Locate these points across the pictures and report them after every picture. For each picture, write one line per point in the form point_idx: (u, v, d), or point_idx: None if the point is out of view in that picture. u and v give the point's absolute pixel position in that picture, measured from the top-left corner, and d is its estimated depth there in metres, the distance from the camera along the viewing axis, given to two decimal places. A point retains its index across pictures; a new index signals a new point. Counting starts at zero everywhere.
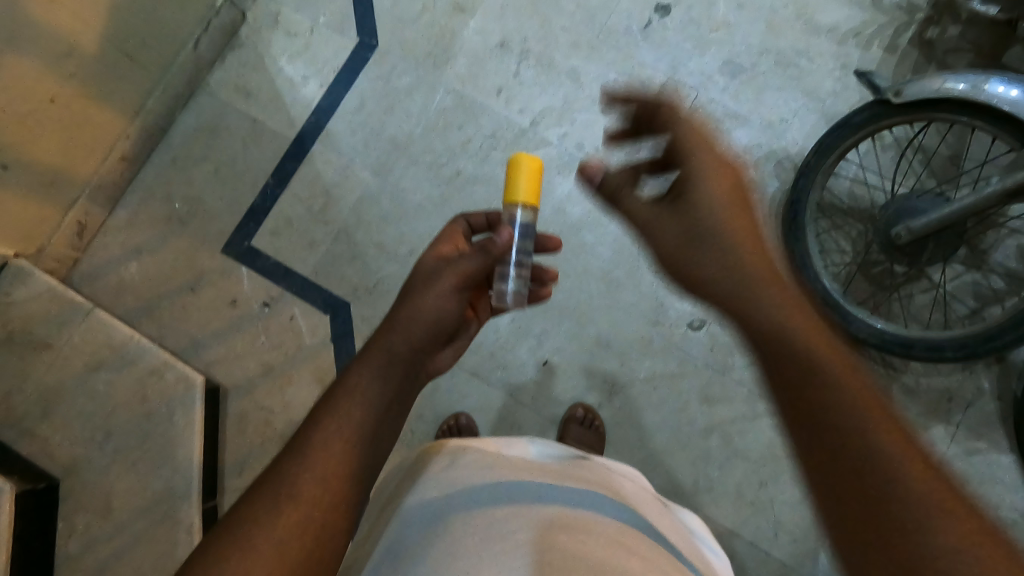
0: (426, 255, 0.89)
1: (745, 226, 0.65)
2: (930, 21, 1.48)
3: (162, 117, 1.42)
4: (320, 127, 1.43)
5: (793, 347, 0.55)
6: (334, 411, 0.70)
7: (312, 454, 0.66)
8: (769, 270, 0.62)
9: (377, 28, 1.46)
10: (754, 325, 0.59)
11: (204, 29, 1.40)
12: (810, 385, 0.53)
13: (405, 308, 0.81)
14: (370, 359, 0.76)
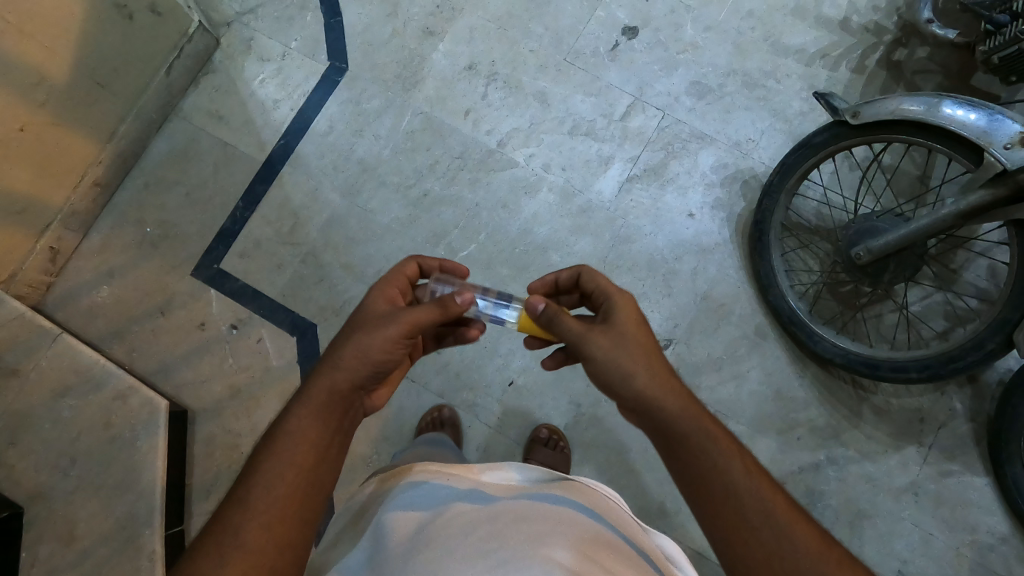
0: (373, 295, 0.85)
1: (655, 350, 0.80)
2: (898, 43, 1.52)
3: (136, 142, 1.42)
4: (290, 150, 1.44)
5: (704, 451, 0.72)
6: (271, 459, 0.71)
7: (251, 505, 0.67)
8: (681, 391, 0.78)
9: (348, 53, 1.49)
10: (682, 446, 0.73)
11: (176, 55, 1.41)
12: (715, 479, 0.70)
13: (353, 351, 0.79)
14: (309, 405, 0.76)
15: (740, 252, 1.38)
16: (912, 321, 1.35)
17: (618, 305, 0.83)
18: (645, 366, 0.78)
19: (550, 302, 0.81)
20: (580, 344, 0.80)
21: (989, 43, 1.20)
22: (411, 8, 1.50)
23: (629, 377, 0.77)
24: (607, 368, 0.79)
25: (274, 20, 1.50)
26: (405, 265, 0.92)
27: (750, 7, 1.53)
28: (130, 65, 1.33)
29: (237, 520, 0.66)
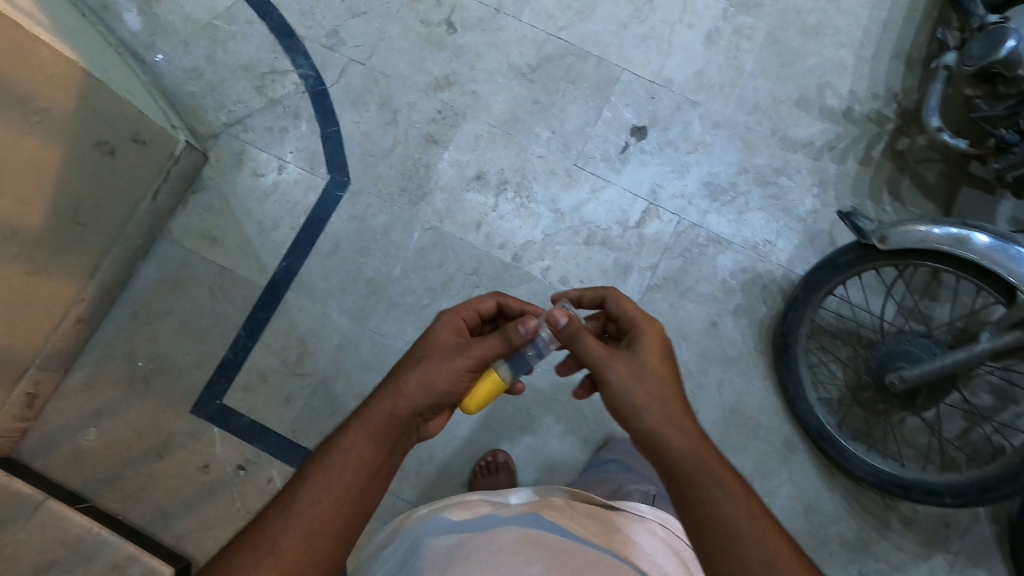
0: (442, 319, 0.92)
1: (671, 391, 0.82)
2: (900, 131, 1.52)
3: (121, 270, 1.32)
4: (293, 272, 1.35)
5: (709, 476, 0.72)
6: (322, 472, 0.75)
7: (293, 513, 0.71)
8: (694, 426, 0.79)
9: (348, 164, 1.42)
10: (684, 471, 0.74)
11: (162, 179, 1.32)
12: (713, 519, 0.70)
13: (418, 378, 0.83)
14: (365, 422, 0.80)
15: (764, 361, 1.39)
16: (937, 424, 1.36)
17: (643, 336, 0.88)
18: (658, 403, 0.80)
19: (572, 320, 0.88)
20: (599, 367, 0.84)
21: (1000, 161, 1.23)
22: (411, 115, 1.45)
23: (638, 411, 0.80)
24: (619, 387, 0.82)
25: (267, 131, 1.43)
26: (484, 301, 0.97)
27: (756, 100, 1.51)
28: (113, 198, 1.23)
29: (279, 524, 0.71)
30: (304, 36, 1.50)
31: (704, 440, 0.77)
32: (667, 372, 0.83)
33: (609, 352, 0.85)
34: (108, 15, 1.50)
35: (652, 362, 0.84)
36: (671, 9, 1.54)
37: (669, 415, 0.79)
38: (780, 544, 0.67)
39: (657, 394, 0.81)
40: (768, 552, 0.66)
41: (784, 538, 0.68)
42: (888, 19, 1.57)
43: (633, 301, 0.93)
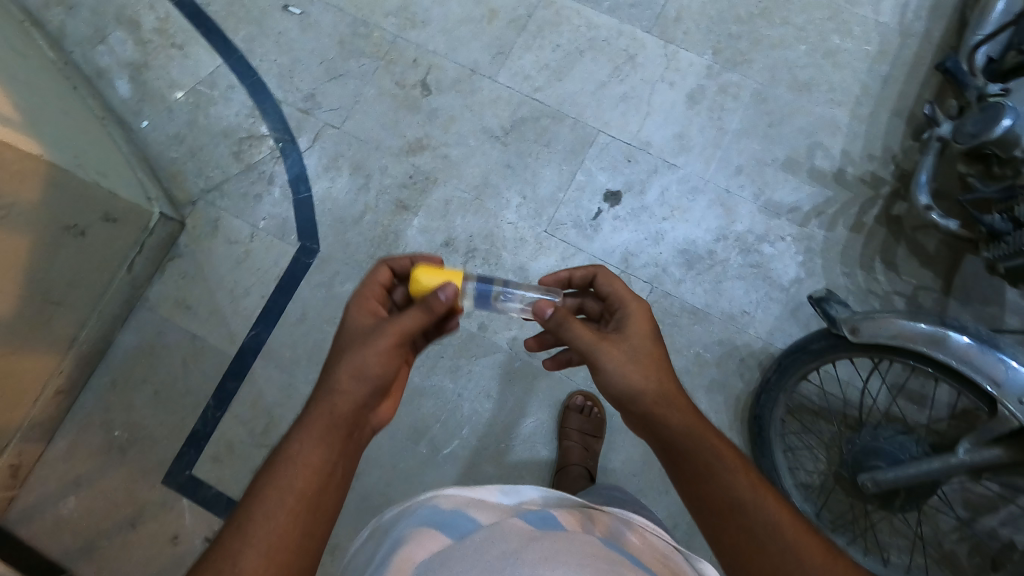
0: (352, 308, 0.86)
1: (668, 371, 0.83)
2: (897, 196, 1.43)
3: (100, 339, 1.37)
4: (261, 341, 1.39)
5: (710, 451, 0.76)
6: (272, 488, 0.68)
7: (248, 539, 0.64)
8: (688, 404, 0.82)
9: (319, 231, 1.43)
10: (687, 446, 0.77)
11: (138, 251, 1.36)
12: (722, 493, 0.73)
13: (352, 370, 0.77)
14: (309, 426, 0.73)
15: (742, 439, 1.34)
16: (939, 507, 1.28)
17: (632, 317, 0.88)
18: (654, 385, 0.81)
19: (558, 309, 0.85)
20: (592, 349, 0.84)
21: (993, 249, 1.10)
22: (382, 180, 1.45)
23: (638, 394, 0.81)
24: (618, 371, 0.82)
25: (241, 197, 1.46)
26: (376, 272, 0.91)
27: (739, 162, 1.44)
28: (87, 274, 1.28)
29: (234, 553, 0.63)
30: (281, 100, 1.52)
31: (698, 415, 0.81)
32: (657, 351, 0.85)
33: (601, 336, 0.85)
34: (102, 84, 1.57)
35: (643, 345, 0.85)
36: (653, 66, 1.49)
37: (664, 395, 0.81)
38: (782, 510, 0.73)
39: (653, 375, 0.82)
40: (774, 520, 0.71)
41: (785, 506, 0.73)
42: (888, 74, 1.50)
43: (621, 281, 0.95)
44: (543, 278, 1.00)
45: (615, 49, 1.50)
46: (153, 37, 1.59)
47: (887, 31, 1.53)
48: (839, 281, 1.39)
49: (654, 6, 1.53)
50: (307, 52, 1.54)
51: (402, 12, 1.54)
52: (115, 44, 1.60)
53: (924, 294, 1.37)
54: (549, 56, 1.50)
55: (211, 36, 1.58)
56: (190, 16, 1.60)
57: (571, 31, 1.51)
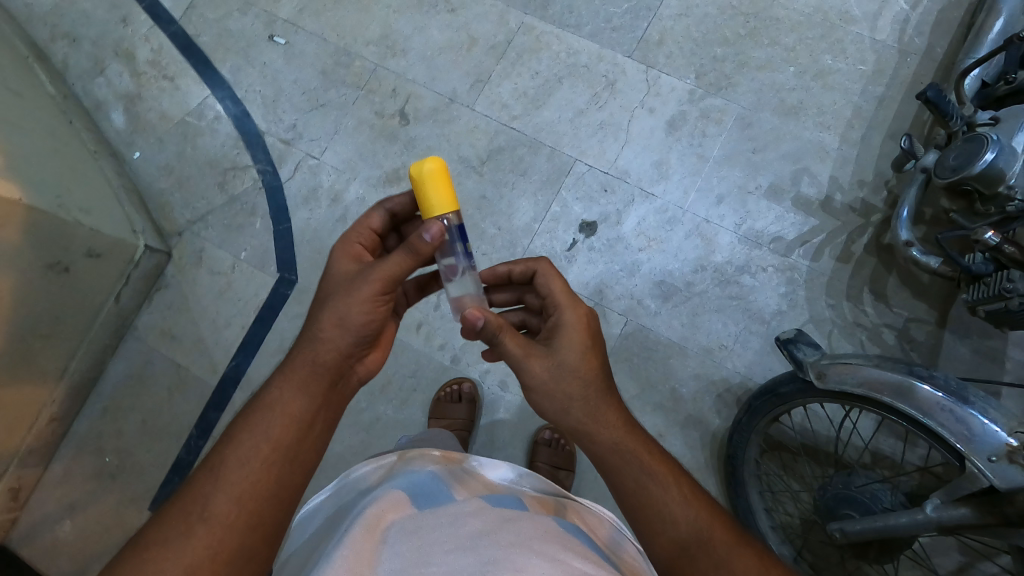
0: (337, 252, 0.87)
1: (599, 383, 0.83)
2: (889, 223, 1.34)
3: (91, 369, 1.44)
4: (241, 372, 1.44)
5: (634, 463, 0.79)
6: (248, 433, 0.73)
7: (222, 477, 0.70)
8: (619, 410, 0.83)
9: (297, 262, 1.47)
10: (612, 457, 0.80)
11: (124, 284, 1.43)
12: (650, 506, 0.77)
13: (331, 320, 0.79)
14: (289, 375, 0.77)
15: (717, 479, 1.29)
16: (926, 554, 1.20)
17: (566, 326, 0.85)
18: (580, 396, 0.82)
19: (490, 320, 0.83)
20: (522, 360, 0.83)
21: (971, 291, 0.99)
22: (359, 211, 1.46)
23: (563, 411, 0.82)
24: (546, 381, 0.83)
25: (224, 229, 1.51)
26: (372, 215, 0.91)
27: (721, 190, 1.39)
28: (75, 307, 1.35)
29: (207, 489, 0.69)
30: (264, 131, 1.55)
31: (629, 422, 0.83)
32: (593, 354, 0.84)
33: (527, 351, 0.84)
34: (99, 115, 1.62)
35: (577, 349, 0.84)
36: (633, 92, 1.46)
37: (595, 402, 0.81)
38: (707, 515, 0.77)
39: (584, 382, 0.82)
40: (698, 525, 0.76)
41: (709, 510, 0.78)
42: (883, 95, 1.42)
43: (560, 279, 0.90)
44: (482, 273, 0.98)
45: (595, 74, 1.48)
46: (147, 69, 1.63)
47: (885, 49, 1.45)
48: (824, 313, 1.32)
49: (636, 29, 1.50)
50: (290, 82, 1.56)
51: (383, 41, 1.55)
52: (113, 75, 1.64)
53: (916, 328, 1.29)
54: (528, 83, 1.48)
55: (203, 68, 1.61)
56: (184, 47, 1.63)
57: (551, 57, 1.50)
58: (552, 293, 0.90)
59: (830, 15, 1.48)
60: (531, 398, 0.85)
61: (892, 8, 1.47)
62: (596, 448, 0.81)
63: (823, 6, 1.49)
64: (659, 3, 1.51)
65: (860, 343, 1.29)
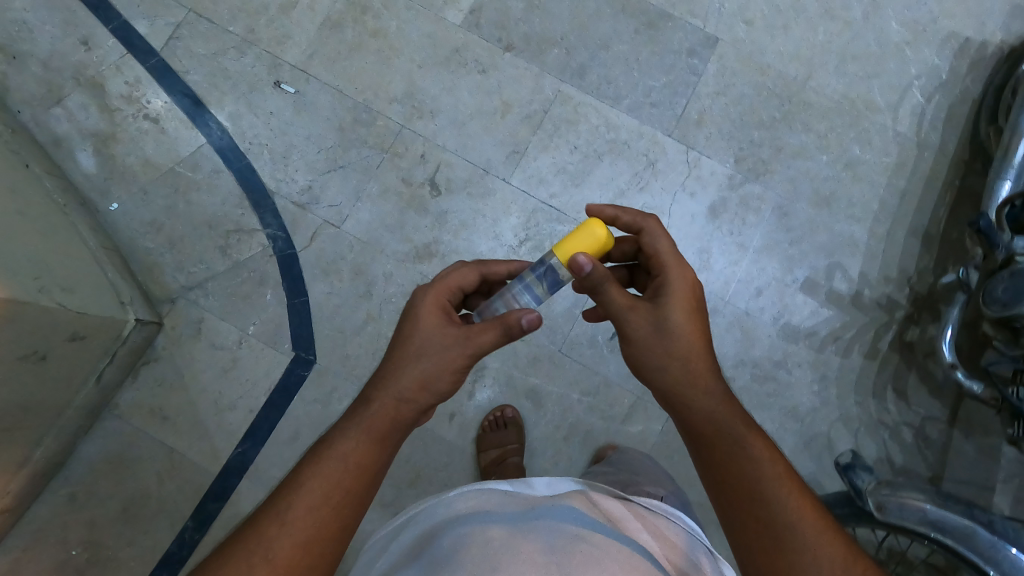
0: (425, 288, 0.87)
1: (700, 346, 0.82)
2: (910, 320, 1.41)
3: (61, 452, 1.24)
4: (248, 459, 1.31)
5: (731, 432, 0.76)
6: (318, 476, 0.70)
7: (289, 521, 0.67)
8: (717, 381, 0.81)
9: (315, 341, 1.34)
10: (707, 422, 0.78)
11: (108, 361, 1.24)
12: (741, 477, 0.73)
13: (419, 379, 0.78)
14: (368, 421, 0.76)
15: None
16: None
17: (671, 287, 0.84)
18: (680, 360, 0.81)
19: (598, 271, 0.80)
20: (623, 313, 0.83)
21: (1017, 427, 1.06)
22: (386, 287, 1.35)
23: (659, 368, 0.81)
24: (643, 335, 0.82)
25: (228, 298, 1.35)
26: (461, 271, 0.90)
27: (760, 283, 1.41)
28: (48, 394, 1.15)
29: (272, 532, 0.66)
30: (274, 190, 1.38)
31: (727, 395, 0.80)
32: (698, 322, 0.83)
33: (631, 305, 0.83)
34: (60, 154, 1.37)
35: (682, 310, 0.83)
36: (673, 174, 1.43)
37: (693, 366, 0.81)
38: (800, 497, 0.71)
39: (685, 346, 0.81)
40: (792, 505, 0.70)
41: (805, 495, 0.72)
42: (905, 189, 1.47)
43: (672, 244, 0.88)
44: (589, 213, 0.91)
45: (635, 152, 1.43)
46: (122, 104, 1.41)
47: (904, 142, 1.49)
48: (852, 411, 1.38)
49: (674, 107, 1.46)
50: (303, 138, 1.39)
51: (407, 99, 1.42)
52: (75, 108, 1.40)
53: (932, 425, 1.37)
54: (566, 158, 1.41)
55: (194, 112, 1.41)
56: (167, 83, 1.42)
57: (589, 131, 1.43)
58: (662, 249, 0.88)
59: (857, 102, 1.50)
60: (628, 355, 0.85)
61: (909, 100, 1.50)
62: (688, 411, 0.80)
63: (849, 93, 1.50)
64: (697, 80, 1.47)
65: (883, 441, 1.37)
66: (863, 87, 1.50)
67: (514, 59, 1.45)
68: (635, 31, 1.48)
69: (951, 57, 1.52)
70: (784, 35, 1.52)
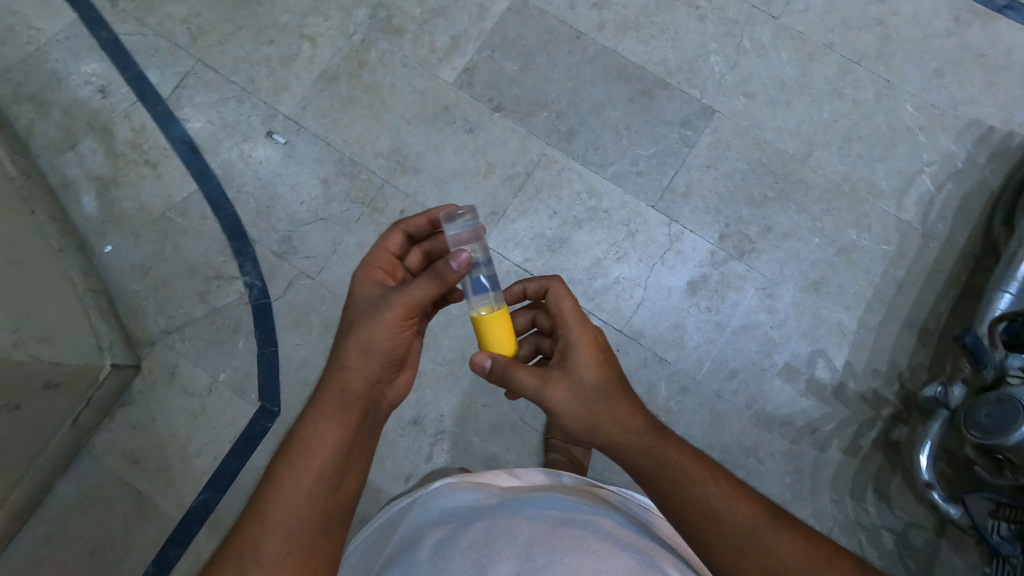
0: (358, 271, 0.88)
1: (619, 390, 0.80)
2: (898, 419, 1.34)
3: (37, 493, 1.28)
4: (209, 507, 1.33)
5: (674, 465, 0.75)
6: (290, 469, 0.73)
7: (269, 517, 0.70)
8: (646, 419, 0.79)
9: (281, 392, 1.37)
10: (649, 465, 0.75)
11: (84, 405, 1.29)
12: (694, 505, 0.72)
13: (357, 346, 0.80)
14: (322, 404, 0.78)
15: None
16: None
17: (574, 343, 0.82)
18: (607, 413, 0.78)
19: (497, 359, 0.82)
20: (536, 392, 0.81)
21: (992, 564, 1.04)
22: None
23: (591, 428, 0.78)
24: (560, 410, 0.80)
25: (203, 344, 1.39)
26: (388, 239, 0.91)
27: (735, 364, 1.37)
28: (24, 439, 1.21)
29: (258, 530, 0.70)
30: (255, 239, 1.42)
31: (659, 429, 0.78)
32: (613, 375, 0.81)
33: (544, 379, 0.80)
34: (66, 197, 1.46)
35: (588, 378, 0.80)
36: (653, 246, 1.40)
37: (618, 417, 0.78)
38: (749, 505, 0.72)
39: (600, 410, 0.78)
40: (749, 523, 0.71)
41: (751, 499, 0.73)
42: (903, 279, 1.40)
43: (569, 299, 0.87)
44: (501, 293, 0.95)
45: (616, 221, 1.41)
46: (126, 150, 1.49)
47: (908, 230, 1.42)
48: (825, 508, 1.31)
49: (662, 177, 1.43)
50: (288, 188, 1.44)
51: (393, 154, 1.44)
52: (85, 152, 1.48)
53: (915, 532, 1.29)
54: (546, 223, 1.40)
55: (190, 158, 1.48)
56: (169, 131, 1.49)
57: (571, 196, 1.42)
58: (559, 318, 0.86)
59: (858, 185, 1.44)
60: (556, 425, 0.82)
61: (918, 187, 1.43)
62: (629, 461, 0.77)
63: (851, 175, 1.44)
64: (688, 151, 1.44)
65: (858, 545, 1.30)
66: (866, 169, 1.45)
67: (502, 120, 1.45)
68: (629, 98, 1.47)
69: (971, 147, 1.44)
70: (787, 111, 1.47)
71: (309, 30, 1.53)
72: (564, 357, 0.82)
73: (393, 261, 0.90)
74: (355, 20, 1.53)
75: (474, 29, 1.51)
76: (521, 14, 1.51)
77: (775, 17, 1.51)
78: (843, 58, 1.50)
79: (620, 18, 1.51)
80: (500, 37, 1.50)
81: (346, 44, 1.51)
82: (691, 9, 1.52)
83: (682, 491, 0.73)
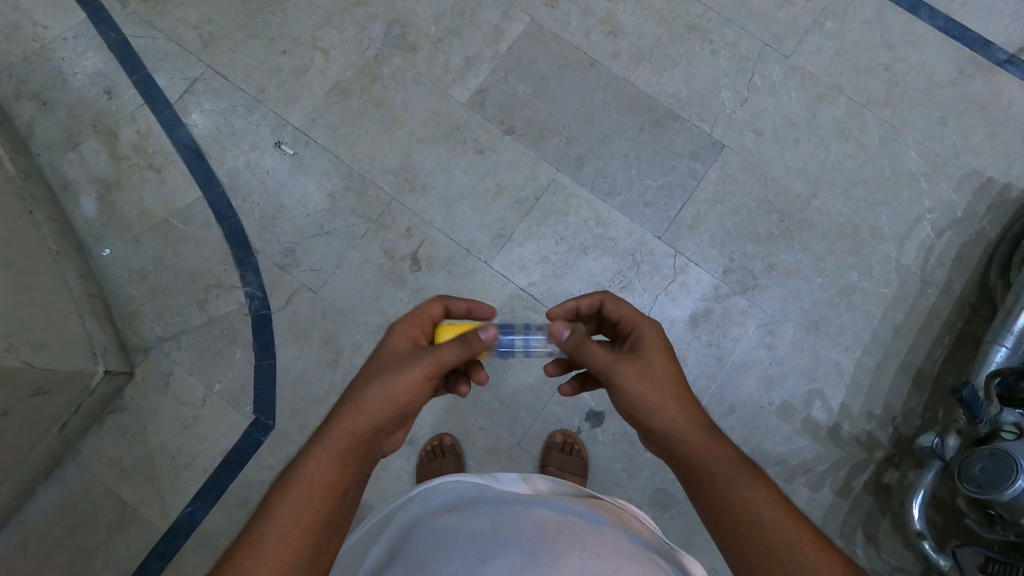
0: (397, 325, 0.85)
1: (683, 387, 0.78)
2: (890, 462, 1.35)
3: (17, 498, 1.25)
4: (196, 519, 1.31)
5: (725, 458, 0.72)
6: (287, 505, 0.69)
7: (264, 549, 0.65)
8: (702, 417, 0.77)
9: (276, 406, 1.35)
10: (699, 456, 0.73)
11: (73, 412, 1.27)
12: (735, 500, 0.69)
13: (376, 394, 0.77)
14: (327, 443, 0.74)
15: None
16: None
17: (647, 338, 0.82)
18: (672, 400, 0.77)
19: (575, 331, 0.79)
20: (605, 370, 0.79)
21: None
22: (354, 358, 1.35)
23: (655, 410, 0.77)
24: (627, 388, 0.78)
25: (199, 353, 1.37)
26: (432, 304, 0.88)
27: (733, 399, 1.37)
28: (9, 446, 1.17)
29: (248, 563, 0.64)
30: (258, 249, 1.41)
31: (714, 429, 0.76)
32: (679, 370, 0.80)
33: (615, 358, 0.79)
34: (66, 198, 1.44)
35: (658, 365, 0.79)
36: (657, 277, 1.40)
37: (681, 406, 0.77)
38: (796, 520, 0.68)
39: (666, 397, 0.77)
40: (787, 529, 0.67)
41: (796, 513, 0.69)
42: (901, 324, 1.41)
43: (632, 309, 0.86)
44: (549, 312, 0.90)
45: (621, 249, 1.41)
46: (130, 153, 1.47)
47: (908, 275, 1.43)
48: None
49: (669, 209, 1.44)
50: (294, 200, 1.43)
51: (401, 171, 1.44)
52: (87, 153, 1.47)
53: None
54: (551, 248, 1.40)
55: (196, 164, 1.46)
56: (175, 136, 1.48)
57: (577, 223, 1.42)
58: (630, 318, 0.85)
59: (861, 227, 1.45)
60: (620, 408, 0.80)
61: (919, 233, 1.45)
62: (681, 454, 0.75)
63: (854, 217, 1.46)
64: (695, 183, 1.45)
65: None
66: (870, 212, 1.46)
67: (513, 143, 1.46)
68: (640, 129, 1.48)
69: (971, 196, 1.46)
70: (794, 150, 1.49)
71: (322, 42, 1.52)
72: (637, 344, 0.82)
73: (432, 322, 0.86)
74: (369, 34, 1.52)
75: (488, 51, 1.51)
76: (535, 39, 1.52)
77: (787, 56, 1.53)
78: (851, 101, 1.52)
79: (634, 48, 1.53)
80: (514, 60, 1.51)
81: (359, 58, 1.51)
82: (704, 44, 1.53)
83: (728, 484, 0.70)
